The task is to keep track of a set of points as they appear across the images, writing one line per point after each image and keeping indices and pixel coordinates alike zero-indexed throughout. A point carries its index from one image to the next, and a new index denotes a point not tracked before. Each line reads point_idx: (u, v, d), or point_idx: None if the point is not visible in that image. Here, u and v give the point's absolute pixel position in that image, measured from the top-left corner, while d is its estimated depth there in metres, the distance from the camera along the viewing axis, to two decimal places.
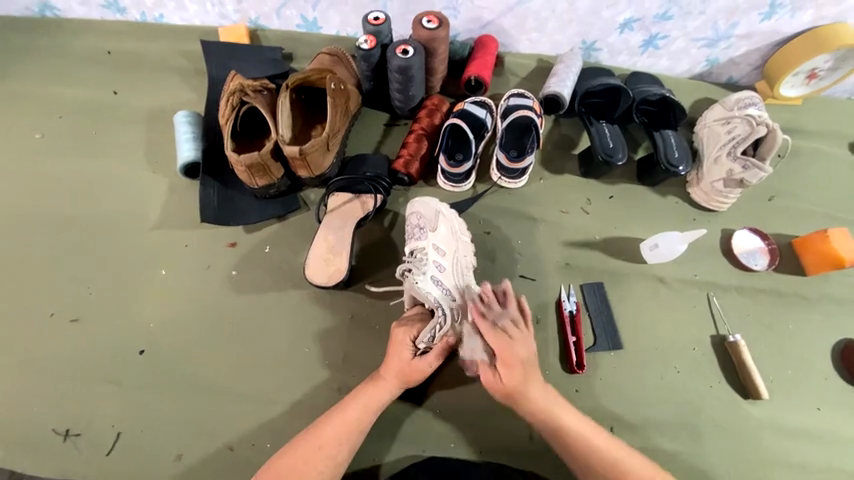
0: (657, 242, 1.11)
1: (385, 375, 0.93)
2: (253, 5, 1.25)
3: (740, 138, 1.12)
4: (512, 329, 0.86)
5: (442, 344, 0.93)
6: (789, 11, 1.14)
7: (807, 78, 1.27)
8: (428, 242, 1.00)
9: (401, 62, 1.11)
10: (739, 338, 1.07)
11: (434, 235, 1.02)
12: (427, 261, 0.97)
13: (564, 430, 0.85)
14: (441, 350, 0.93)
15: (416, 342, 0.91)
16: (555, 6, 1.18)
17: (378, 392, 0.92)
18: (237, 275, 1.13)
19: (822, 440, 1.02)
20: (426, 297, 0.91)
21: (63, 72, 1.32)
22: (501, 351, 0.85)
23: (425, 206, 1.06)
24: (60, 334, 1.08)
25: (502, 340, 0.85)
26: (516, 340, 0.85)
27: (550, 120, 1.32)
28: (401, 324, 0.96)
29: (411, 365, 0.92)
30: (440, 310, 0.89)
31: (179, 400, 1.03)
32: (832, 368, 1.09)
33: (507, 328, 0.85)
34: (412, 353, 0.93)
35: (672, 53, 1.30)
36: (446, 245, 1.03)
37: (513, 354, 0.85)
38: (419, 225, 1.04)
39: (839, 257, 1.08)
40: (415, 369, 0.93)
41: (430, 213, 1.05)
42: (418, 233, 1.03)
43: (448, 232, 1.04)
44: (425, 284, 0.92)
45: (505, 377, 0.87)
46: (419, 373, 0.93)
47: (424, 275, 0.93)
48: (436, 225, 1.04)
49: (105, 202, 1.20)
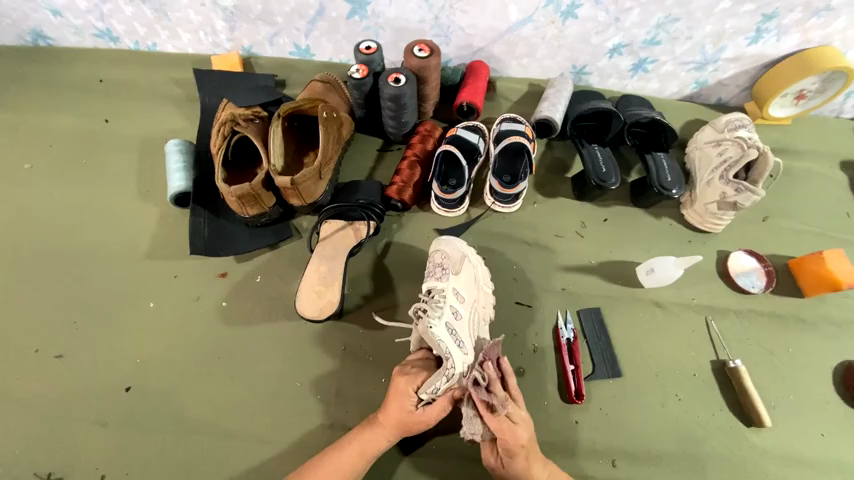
0: (653, 266, 1.09)
1: (382, 422, 0.90)
2: (246, 33, 1.26)
3: (732, 160, 1.12)
4: (514, 413, 0.82)
5: (446, 398, 0.88)
6: (775, 35, 1.16)
7: (795, 99, 1.29)
8: (448, 284, 0.97)
9: (392, 90, 1.11)
10: (739, 363, 1.06)
11: (456, 278, 1.00)
12: (445, 304, 0.92)
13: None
14: (444, 403, 0.88)
15: (420, 393, 0.85)
16: (544, 32, 1.20)
17: (374, 438, 0.89)
18: (228, 306, 1.10)
19: (828, 469, 1.00)
20: (437, 345, 0.84)
21: (55, 100, 1.31)
22: (504, 437, 0.81)
23: (452, 247, 1.06)
24: (44, 372, 1.05)
25: (505, 432, 0.81)
26: (518, 427, 0.81)
27: (543, 143, 1.32)
28: (404, 372, 0.89)
29: (412, 416, 0.88)
30: (449, 362, 0.83)
31: (166, 441, 1.00)
32: (835, 393, 1.07)
33: (509, 415, 0.81)
34: (413, 405, 0.88)
35: (661, 76, 1.31)
36: (466, 291, 1.00)
37: (516, 440, 0.81)
38: (442, 265, 1.02)
39: (837, 279, 1.07)
40: (416, 420, 0.89)
41: (456, 256, 1.04)
42: (440, 272, 1.01)
43: (471, 278, 1.03)
44: (439, 330, 0.86)
45: (509, 464, 0.83)
46: (420, 425, 0.90)
47: (439, 319, 0.88)
48: (460, 269, 1.02)
49: (95, 232, 1.18)
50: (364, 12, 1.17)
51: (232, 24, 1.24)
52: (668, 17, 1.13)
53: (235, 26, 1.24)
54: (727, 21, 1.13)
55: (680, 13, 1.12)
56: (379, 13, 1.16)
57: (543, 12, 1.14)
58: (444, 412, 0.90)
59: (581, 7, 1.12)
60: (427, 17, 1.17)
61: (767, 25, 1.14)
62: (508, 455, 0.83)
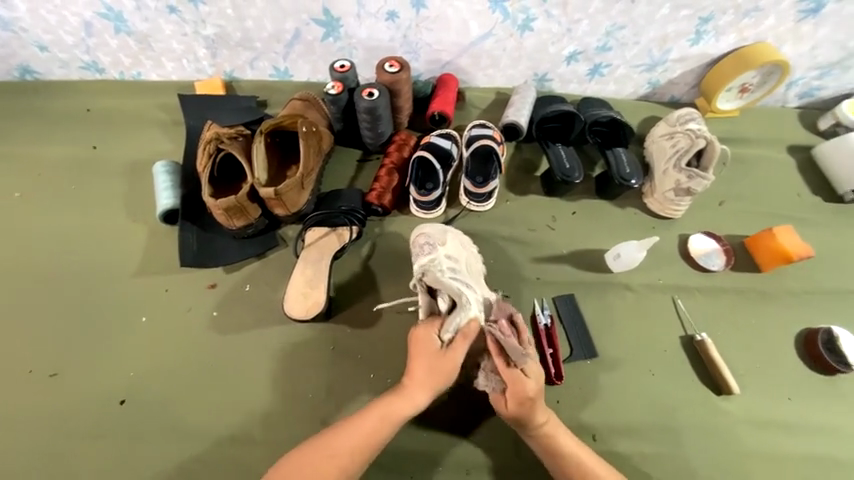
0: (619, 251, 1.17)
1: (409, 384, 0.91)
2: (227, 59, 1.34)
3: (684, 150, 1.22)
4: (528, 368, 0.90)
5: (468, 329, 0.90)
6: (713, 36, 1.28)
7: (739, 92, 1.40)
8: (438, 254, 1.04)
9: (367, 103, 1.19)
10: (705, 336, 1.13)
11: (444, 247, 1.06)
12: (441, 264, 1.00)
13: (558, 451, 0.90)
14: (468, 332, 0.90)
15: (442, 333, 0.91)
16: (506, 44, 1.31)
17: (400, 402, 0.89)
18: (218, 315, 1.14)
19: (792, 429, 1.07)
20: (448, 286, 0.92)
21: (44, 131, 1.36)
22: (512, 385, 0.89)
23: (433, 228, 1.13)
24: (38, 391, 1.07)
25: (514, 378, 0.89)
26: (527, 376, 0.89)
27: (512, 146, 1.41)
28: (420, 326, 0.94)
29: (438, 366, 0.90)
30: (463, 296, 0.91)
31: (161, 449, 1.02)
32: (797, 359, 1.15)
33: (523, 368, 0.89)
34: (439, 346, 0.91)
35: (617, 79, 1.42)
36: (456, 253, 1.07)
37: (523, 388, 0.88)
38: (427, 241, 1.07)
39: (787, 252, 1.17)
40: (444, 368, 0.90)
41: (438, 232, 1.11)
42: (427, 248, 1.06)
43: (457, 244, 1.10)
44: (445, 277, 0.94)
45: (512, 407, 0.90)
46: (450, 369, 0.90)
47: (441, 271, 0.97)
48: (444, 240, 1.08)
49: (86, 253, 1.22)
50: (338, 34, 1.26)
51: (213, 51, 1.32)
52: (615, 25, 1.25)
53: (216, 52, 1.32)
54: (668, 26, 1.25)
55: (625, 21, 1.24)
56: (352, 34, 1.26)
57: (502, 26, 1.25)
58: (469, 343, 0.92)
59: (535, 20, 1.23)
60: (396, 36, 1.27)
61: (705, 27, 1.25)
62: (514, 400, 0.90)
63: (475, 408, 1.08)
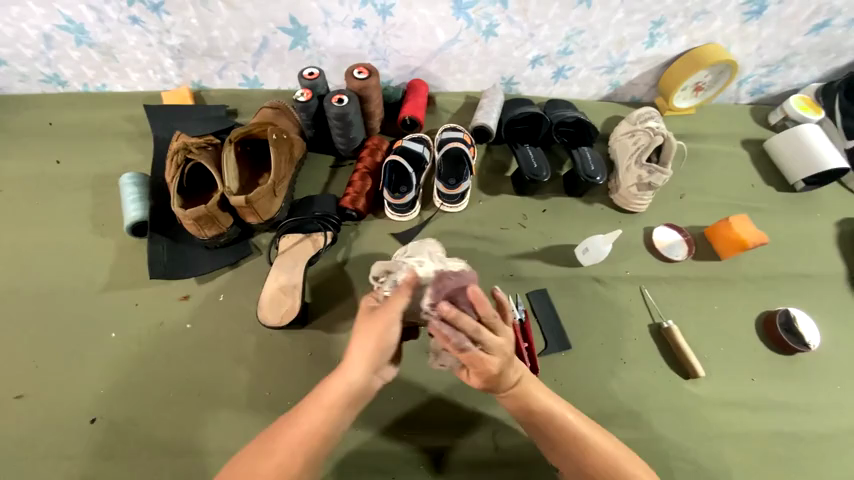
0: (587, 246, 1.21)
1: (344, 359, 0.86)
2: (195, 68, 1.33)
3: (644, 147, 1.28)
4: (488, 344, 0.81)
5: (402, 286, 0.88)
6: (666, 39, 1.35)
7: (694, 91, 1.48)
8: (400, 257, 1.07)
9: (337, 110, 1.20)
10: (671, 323, 1.18)
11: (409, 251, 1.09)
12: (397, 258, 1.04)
13: (533, 406, 0.89)
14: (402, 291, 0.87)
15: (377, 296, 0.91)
16: (471, 49, 1.35)
17: (336, 379, 0.84)
18: (192, 327, 1.13)
19: (755, 407, 1.12)
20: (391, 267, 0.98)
21: (3, 146, 1.32)
22: (473, 363, 0.84)
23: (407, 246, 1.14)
24: (1, 415, 1.03)
25: (473, 357, 0.83)
26: (487, 354, 0.82)
27: (482, 148, 1.44)
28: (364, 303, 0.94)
29: (371, 329, 0.85)
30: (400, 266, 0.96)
31: (135, 467, 0.99)
32: (757, 340, 1.21)
33: (481, 348, 0.82)
34: (372, 308, 0.89)
35: (580, 81, 1.48)
36: (420, 250, 1.08)
37: (484, 364, 0.83)
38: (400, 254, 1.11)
39: (743, 240, 1.23)
40: (377, 331, 0.85)
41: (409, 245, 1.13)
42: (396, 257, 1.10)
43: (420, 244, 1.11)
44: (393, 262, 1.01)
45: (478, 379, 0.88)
46: (385, 330, 0.85)
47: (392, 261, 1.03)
48: (412, 248, 1.10)
49: (50, 270, 1.18)
50: (306, 43, 1.28)
51: (180, 61, 1.31)
52: (574, 30, 1.30)
53: (183, 62, 1.31)
54: (623, 29, 1.32)
55: (583, 26, 1.29)
56: (320, 42, 1.28)
57: (466, 32, 1.29)
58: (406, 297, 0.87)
59: (499, 26, 1.28)
60: (364, 43, 1.29)
61: (658, 30, 1.32)
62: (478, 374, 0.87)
63: (454, 405, 1.09)
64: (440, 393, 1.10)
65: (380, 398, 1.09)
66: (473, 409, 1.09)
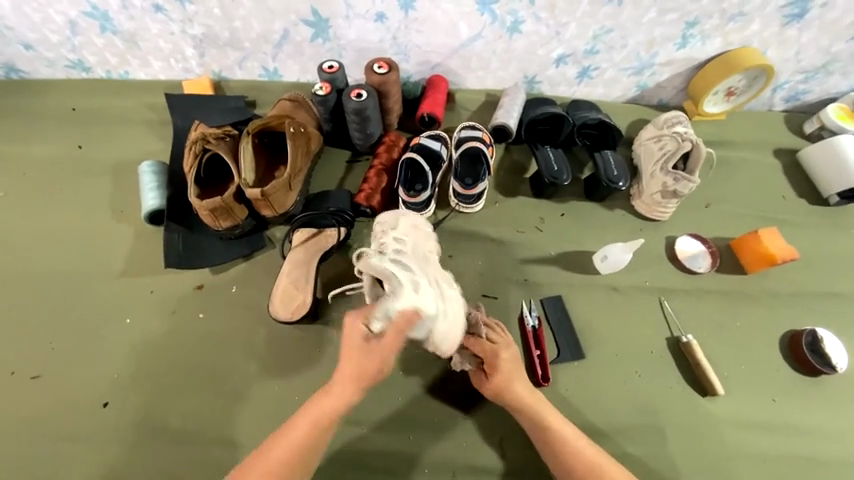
0: (606, 253, 1.18)
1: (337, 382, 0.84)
2: (215, 58, 1.33)
3: (670, 153, 1.23)
4: (493, 337, 1.01)
5: (399, 325, 0.76)
6: (700, 40, 1.29)
7: (726, 96, 1.42)
8: (388, 237, 1.05)
9: (355, 104, 1.19)
10: (691, 338, 1.14)
11: (394, 232, 1.07)
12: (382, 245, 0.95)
13: (544, 425, 0.95)
14: (399, 329, 0.76)
15: (368, 320, 0.77)
16: (495, 46, 1.31)
17: (329, 402, 0.85)
18: (204, 317, 1.13)
19: (776, 430, 1.08)
20: (375, 270, 0.82)
21: (29, 130, 1.35)
22: (488, 358, 0.99)
23: (388, 214, 1.13)
24: (19, 395, 1.05)
25: (489, 350, 0.99)
26: (499, 346, 0.99)
27: (501, 148, 1.41)
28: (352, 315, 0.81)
29: (368, 357, 0.79)
30: (390, 279, 0.80)
31: (146, 452, 1.01)
32: (782, 360, 1.16)
33: (489, 339, 1.00)
34: (363, 337, 0.78)
35: (605, 82, 1.43)
36: (406, 235, 1.06)
37: (500, 355, 0.99)
38: (381, 230, 1.09)
39: (771, 255, 1.18)
40: (373, 364, 0.79)
41: (391, 217, 1.11)
42: (381, 234, 1.08)
43: (410, 225, 1.10)
44: (376, 258, 0.85)
45: (491, 379, 0.99)
46: (379, 364, 0.79)
47: (377, 252, 0.89)
48: (396, 225, 1.09)
49: (70, 254, 1.20)
50: (326, 35, 1.26)
51: (201, 50, 1.31)
52: (603, 29, 1.26)
53: (204, 52, 1.31)
54: (655, 29, 1.26)
55: (613, 24, 1.24)
56: (341, 35, 1.26)
57: (490, 28, 1.25)
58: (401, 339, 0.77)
59: (524, 23, 1.24)
60: (386, 37, 1.27)
61: (691, 32, 1.27)
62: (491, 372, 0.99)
63: (462, 410, 1.07)
64: (447, 396, 1.09)
65: (386, 399, 1.08)
66: (482, 416, 1.07)
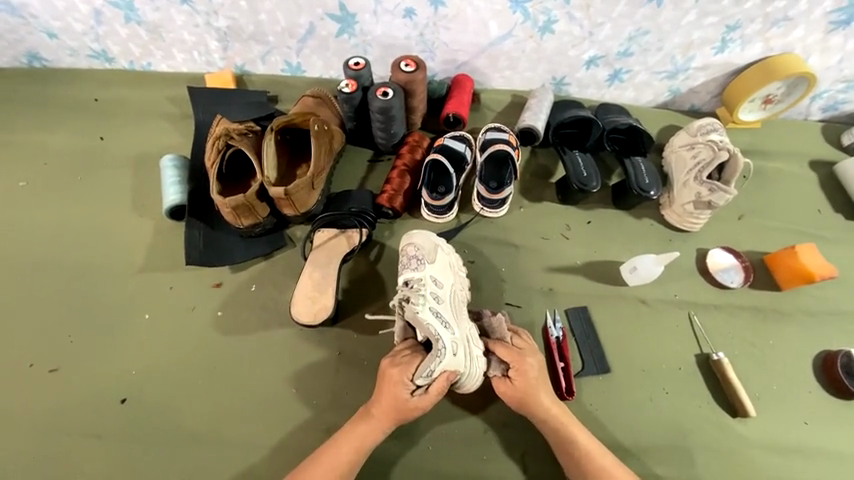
0: (636, 264, 1.14)
1: (376, 414, 0.92)
2: (239, 52, 1.31)
3: (705, 162, 1.18)
4: (518, 342, 0.98)
5: (439, 383, 0.88)
6: (740, 45, 1.24)
7: (762, 104, 1.36)
8: (425, 273, 1.00)
9: (381, 103, 1.16)
10: (721, 355, 1.10)
11: (432, 266, 1.03)
12: (424, 290, 0.96)
13: (569, 441, 0.92)
14: (439, 387, 0.89)
15: (415, 380, 0.88)
16: (524, 46, 1.27)
17: (369, 432, 0.91)
18: (222, 315, 1.12)
19: (809, 456, 1.04)
20: (425, 329, 0.88)
21: (51, 119, 1.34)
22: (516, 364, 0.95)
23: (423, 238, 1.07)
24: (38, 387, 1.05)
25: (515, 355, 0.95)
26: (526, 353, 0.96)
27: (527, 150, 1.37)
28: (395, 364, 0.91)
29: (407, 403, 0.90)
30: (439, 343, 0.86)
31: (162, 451, 1.01)
32: (816, 382, 1.11)
33: (515, 344, 0.97)
34: (409, 393, 0.89)
35: (636, 86, 1.38)
36: (443, 277, 1.03)
37: (527, 362, 0.95)
38: (416, 256, 1.04)
39: (809, 272, 1.13)
40: (412, 407, 0.90)
41: (429, 246, 1.06)
42: (415, 264, 1.03)
43: (446, 265, 1.06)
44: (425, 314, 0.90)
45: (518, 386, 0.94)
46: (416, 410, 0.91)
47: (423, 305, 0.92)
48: (434, 257, 1.05)
49: (90, 248, 1.19)
50: (352, 31, 1.23)
51: (225, 44, 1.29)
52: (639, 30, 1.21)
53: (228, 45, 1.29)
54: (693, 32, 1.21)
55: (649, 26, 1.19)
56: (367, 31, 1.23)
57: (521, 28, 1.21)
58: (440, 395, 0.91)
59: (556, 23, 1.20)
60: (412, 34, 1.24)
61: (731, 36, 1.21)
62: (517, 379, 0.94)
63: (482, 421, 1.05)
64: (467, 406, 1.06)
65: None
66: (503, 428, 1.04)
